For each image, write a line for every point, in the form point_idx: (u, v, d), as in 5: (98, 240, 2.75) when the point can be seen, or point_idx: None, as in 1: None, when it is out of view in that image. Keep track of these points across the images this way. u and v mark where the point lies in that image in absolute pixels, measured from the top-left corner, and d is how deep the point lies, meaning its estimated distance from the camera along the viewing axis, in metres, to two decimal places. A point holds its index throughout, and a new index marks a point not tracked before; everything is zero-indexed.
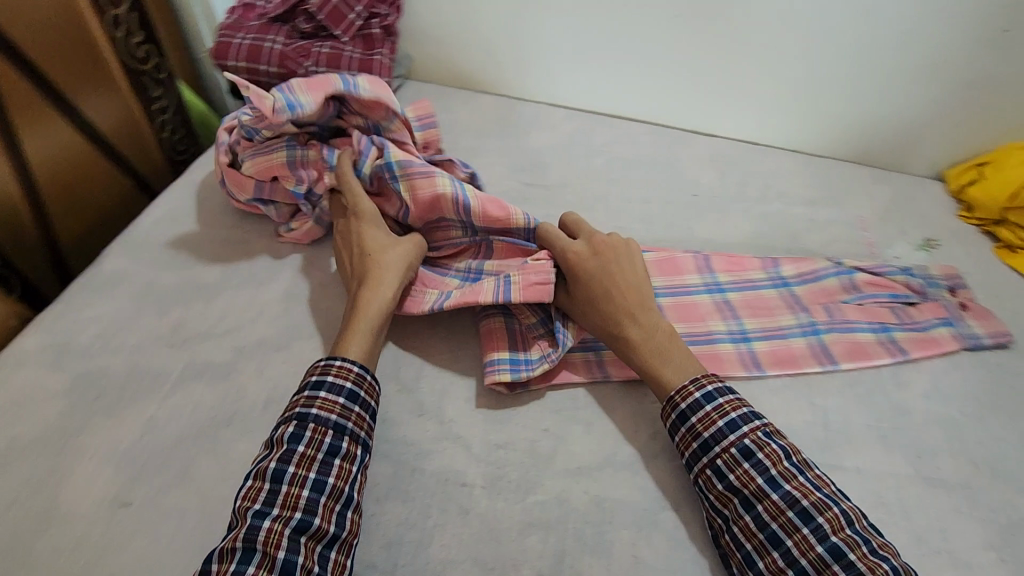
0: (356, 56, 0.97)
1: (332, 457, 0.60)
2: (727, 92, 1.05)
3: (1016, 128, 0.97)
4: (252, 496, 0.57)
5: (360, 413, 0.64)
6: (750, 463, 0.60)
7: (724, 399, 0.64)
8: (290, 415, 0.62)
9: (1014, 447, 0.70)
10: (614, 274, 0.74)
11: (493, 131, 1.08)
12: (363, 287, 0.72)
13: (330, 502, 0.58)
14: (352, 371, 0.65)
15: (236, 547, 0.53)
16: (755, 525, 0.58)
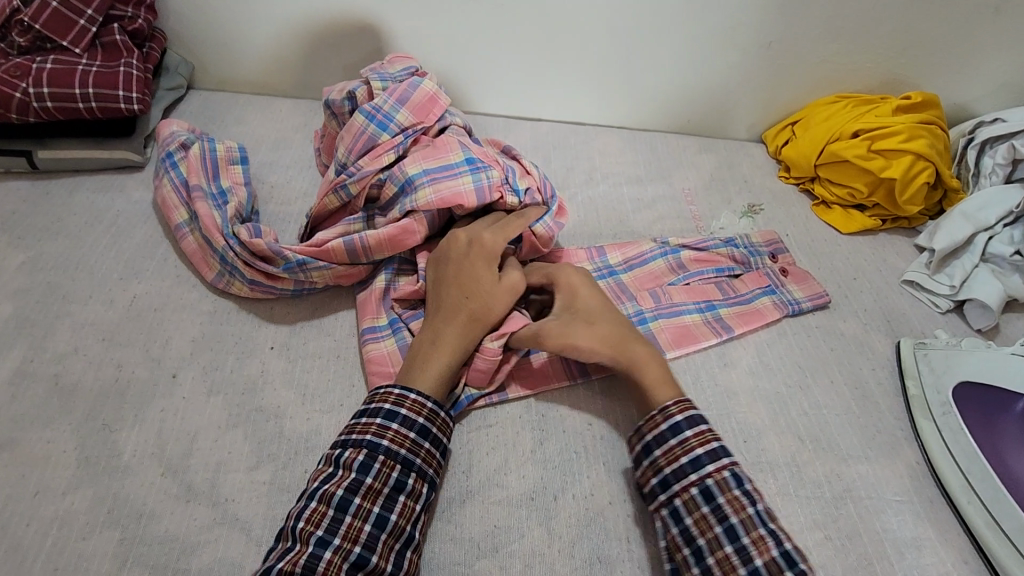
0: (91, 69, 0.81)
1: (398, 493, 0.55)
2: (542, 73, 0.98)
3: (818, 83, 0.98)
4: (315, 520, 0.52)
5: (432, 448, 0.58)
6: (741, 490, 0.53)
7: (691, 432, 0.56)
8: (362, 439, 0.56)
9: (833, 412, 0.69)
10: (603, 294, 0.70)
11: (294, 139, 0.95)
12: (462, 330, 0.63)
13: (391, 540, 0.53)
14: (425, 406, 0.59)
15: (294, 573, 0.48)
16: (737, 559, 0.50)
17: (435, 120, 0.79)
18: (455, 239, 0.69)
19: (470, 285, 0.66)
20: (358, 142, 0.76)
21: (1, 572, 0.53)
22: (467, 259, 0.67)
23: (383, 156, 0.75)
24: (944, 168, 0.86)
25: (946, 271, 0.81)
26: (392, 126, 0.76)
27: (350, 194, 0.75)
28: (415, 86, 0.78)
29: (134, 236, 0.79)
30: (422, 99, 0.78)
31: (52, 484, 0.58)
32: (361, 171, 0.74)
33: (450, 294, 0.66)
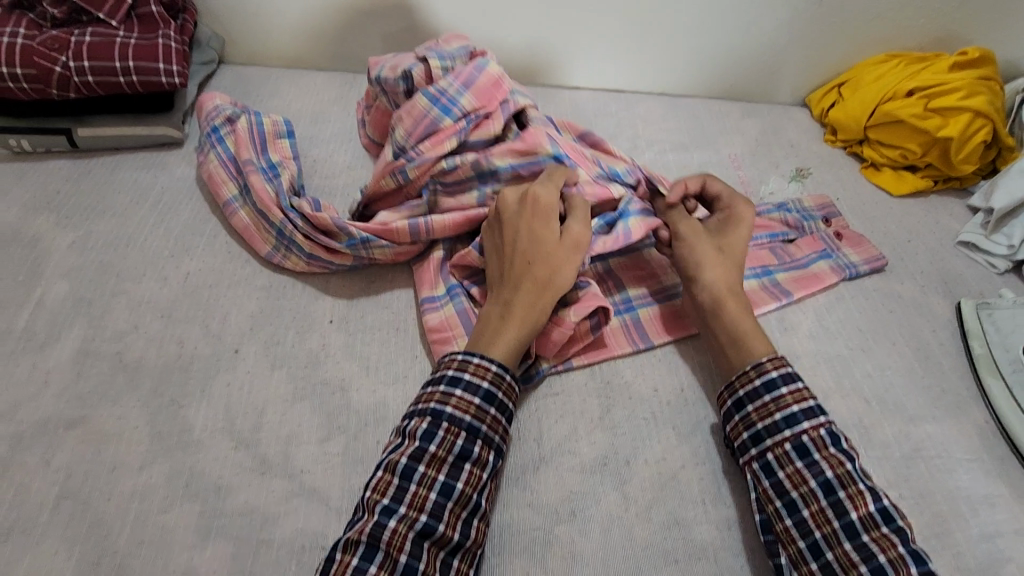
0: (130, 41, 0.80)
1: (464, 461, 0.53)
2: (581, 38, 0.95)
3: (866, 42, 0.95)
4: (381, 488, 0.52)
5: (497, 415, 0.57)
6: (838, 448, 0.54)
7: (787, 389, 0.56)
8: (427, 408, 0.55)
9: (898, 374, 0.68)
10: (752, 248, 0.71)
11: (332, 112, 0.94)
12: (533, 297, 0.61)
13: (458, 508, 0.52)
14: (490, 369, 0.57)
15: (361, 541, 0.48)
16: (831, 512, 0.51)
17: (498, 107, 0.76)
18: (507, 202, 0.66)
19: (535, 248, 0.63)
20: (420, 125, 0.74)
21: (87, 546, 0.53)
22: (525, 219, 0.65)
23: (444, 142, 0.73)
24: (1000, 126, 0.85)
25: (1005, 231, 0.79)
26: (455, 110, 0.74)
27: (408, 178, 0.74)
28: (480, 69, 0.75)
29: (181, 213, 0.79)
30: (487, 83, 0.76)
31: (127, 459, 0.58)
32: (422, 156, 0.73)
33: (513, 261, 0.63)
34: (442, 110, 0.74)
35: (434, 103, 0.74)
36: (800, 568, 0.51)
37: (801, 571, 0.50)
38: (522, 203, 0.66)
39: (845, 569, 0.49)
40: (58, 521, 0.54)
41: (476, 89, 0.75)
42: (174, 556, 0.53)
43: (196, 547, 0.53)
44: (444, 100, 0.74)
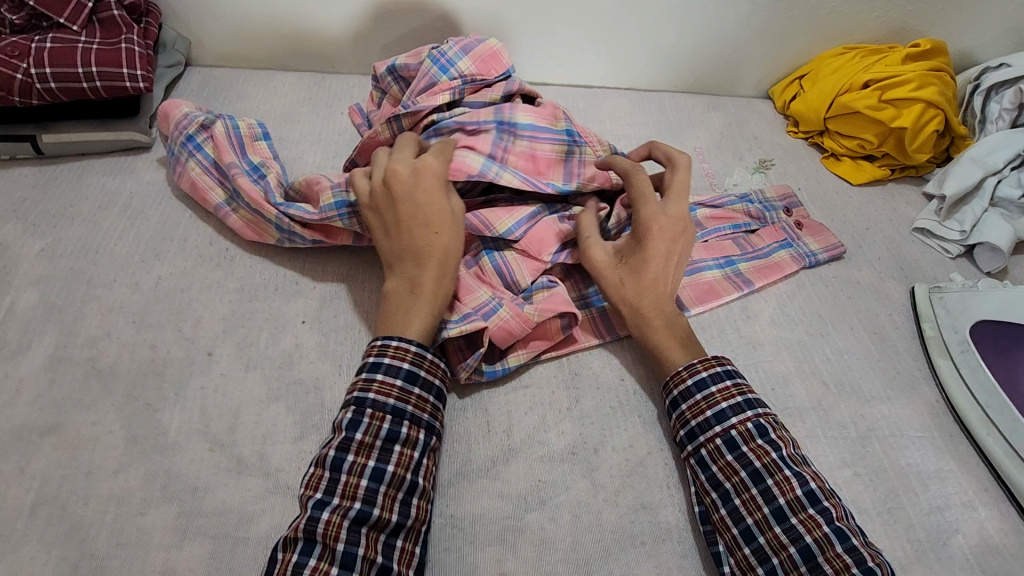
0: (92, 47, 0.80)
1: (393, 443, 0.55)
2: (548, 34, 0.96)
3: (825, 35, 0.98)
4: (315, 484, 0.52)
5: (422, 394, 0.58)
6: (764, 439, 0.56)
7: (716, 387, 0.59)
8: (350, 396, 0.56)
9: (853, 356, 0.71)
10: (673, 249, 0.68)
11: (301, 113, 0.94)
12: (438, 270, 0.63)
13: (392, 490, 0.53)
14: (409, 350, 0.58)
15: (300, 537, 0.49)
16: (761, 498, 0.53)
17: (495, 74, 0.81)
18: (394, 173, 0.66)
19: (435, 219, 0.65)
20: (420, 82, 0.80)
21: (64, 550, 0.54)
22: (416, 190, 0.66)
23: (438, 95, 0.77)
24: (952, 115, 0.88)
25: (957, 217, 0.82)
26: (452, 71, 0.79)
27: (402, 126, 0.78)
28: (481, 41, 0.81)
29: (150, 218, 0.79)
30: (486, 53, 0.80)
31: (103, 464, 0.58)
32: (416, 107, 0.78)
33: (413, 237, 0.64)
34: (443, 67, 0.79)
35: (436, 61, 0.79)
36: (736, 553, 0.53)
37: (736, 556, 0.53)
38: (416, 177, 0.66)
39: (776, 552, 0.51)
40: (34, 527, 0.55)
41: (473, 56, 0.80)
42: (151, 557, 0.54)
43: (173, 547, 0.54)
44: (442, 60, 0.79)
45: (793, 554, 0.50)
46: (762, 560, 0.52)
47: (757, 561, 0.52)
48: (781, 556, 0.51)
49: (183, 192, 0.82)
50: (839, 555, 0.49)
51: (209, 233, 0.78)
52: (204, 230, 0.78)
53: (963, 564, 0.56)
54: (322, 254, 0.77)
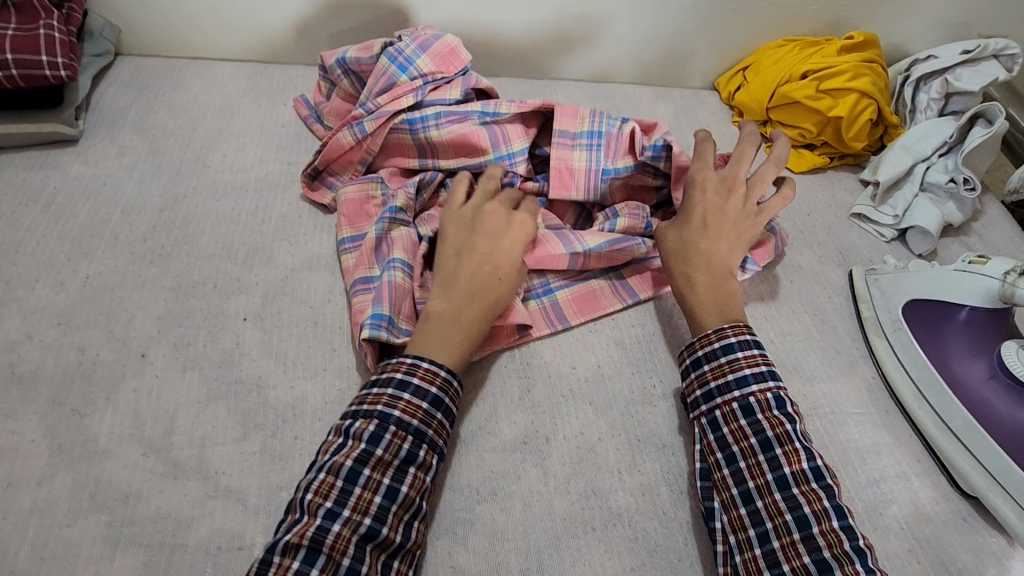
0: (6, 32, 0.74)
1: (409, 465, 0.53)
2: (496, 24, 0.96)
3: (765, 27, 1.00)
4: (323, 492, 0.50)
5: (443, 419, 0.57)
6: (781, 411, 0.57)
7: (743, 353, 0.60)
8: (373, 410, 0.54)
9: (797, 337, 0.73)
10: (730, 211, 0.70)
11: (241, 105, 0.91)
12: (496, 305, 0.64)
13: (401, 511, 0.52)
14: (438, 376, 0.58)
15: (303, 544, 0.47)
16: (766, 465, 0.55)
17: (455, 70, 0.82)
18: (493, 211, 0.69)
19: (504, 267, 0.65)
20: (379, 82, 0.80)
21: None
22: (504, 234, 0.68)
23: (402, 98, 0.78)
24: (883, 105, 0.91)
25: (890, 202, 0.86)
26: (411, 69, 0.79)
27: (365, 131, 0.79)
28: (438, 37, 0.82)
29: (77, 215, 0.74)
30: (443, 50, 0.81)
31: (24, 475, 0.55)
32: (380, 110, 0.78)
33: (480, 268, 0.65)
34: (402, 66, 0.79)
35: (396, 60, 0.80)
36: (730, 512, 0.55)
37: (730, 515, 0.54)
38: (482, 223, 0.68)
39: (772, 517, 0.53)
40: None
41: (432, 53, 0.80)
42: (79, 571, 0.51)
43: (104, 557, 0.52)
44: (401, 59, 0.80)
45: (789, 521, 0.52)
46: (756, 522, 0.53)
47: (751, 523, 0.53)
48: (776, 521, 0.52)
49: (113, 186, 0.78)
50: (833, 530, 0.51)
51: (143, 229, 0.74)
52: (137, 226, 0.74)
53: (898, 533, 0.59)
54: (264, 249, 0.74)
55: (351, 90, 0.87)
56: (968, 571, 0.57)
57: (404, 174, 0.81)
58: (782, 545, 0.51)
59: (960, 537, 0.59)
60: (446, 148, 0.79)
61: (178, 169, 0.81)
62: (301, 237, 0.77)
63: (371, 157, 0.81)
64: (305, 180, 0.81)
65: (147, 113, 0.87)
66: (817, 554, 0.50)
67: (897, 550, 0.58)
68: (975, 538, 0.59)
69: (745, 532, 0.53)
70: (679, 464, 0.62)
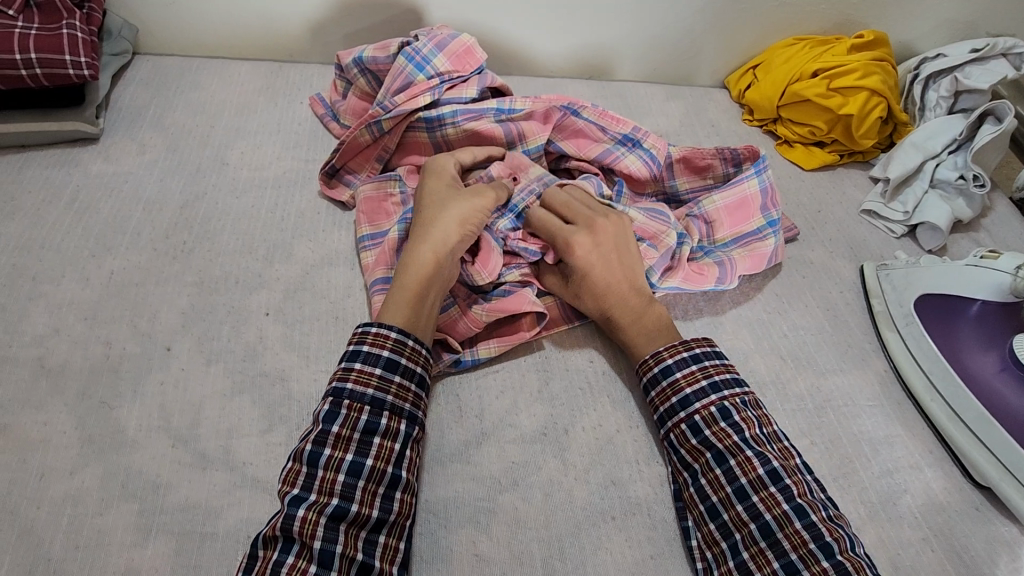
0: (29, 32, 0.75)
1: (372, 435, 0.55)
2: (511, 22, 0.96)
3: (776, 26, 1.01)
4: (290, 480, 0.52)
5: (403, 382, 0.58)
6: (727, 423, 0.59)
7: (680, 373, 0.62)
8: (327, 388, 0.56)
9: (810, 332, 0.74)
10: (610, 255, 0.69)
11: (258, 104, 0.92)
12: (433, 245, 0.66)
13: (371, 485, 0.53)
14: (389, 337, 0.59)
15: (278, 535, 0.49)
16: (724, 478, 0.57)
17: (471, 70, 0.83)
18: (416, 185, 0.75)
19: (429, 215, 0.69)
20: (396, 81, 0.81)
21: (18, 555, 0.51)
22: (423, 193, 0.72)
23: (419, 97, 0.79)
24: (894, 102, 0.92)
25: (901, 199, 0.87)
26: (428, 69, 0.80)
27: (383, 129, 0.80)
28: (454, 36, 0.83)
29: (99, 211, 0.75)
30: (459, 49, 0.82)
31: (56, 465, 0.56)
32: (397, 109, 0.79)
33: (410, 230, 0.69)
34: (419, 65, 0.80)
35: (414, 59, 0.80)
36: (702, 527, 0.56)
37: (702, 531, 0.56)
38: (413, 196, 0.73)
39: (738, 527, 0.55)
40: None
41: (449, 53, 0.82)
42: (112, 559, 0.52)
43: (136, 545, 0.53)
44: (418, 58, 0.81)
45: (754, 530, 0.54)
46: (726, 535, 0.55)
47: (722, 536, 0.55)
48: (743, 532, 0.54)
49: (134, 184, 0.79)
50: (797, 531, 0.53)
51: (164, 225, 0.75)
52: (158, 222, 0.76)
53: (912, 522, 0.60)
54: (284, 245, 0.76)
55: (365, 88, 0.88)
56: (981, 559, 0.58)
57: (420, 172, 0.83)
58: (752, 555, 0.53)
59: (973, 527, 0.60)
60: (462, 143, 0.82)
61: (197, 167, 0.82)
62: (320, 233, 0.78)
63: (388, 155, 0.83)
64: (323, 178, 0.82)
65: (166, 111, 0.88)
66: (785, 558, 0.52)
67: (911, 539, 0.59)
68: (987, 527, 0.60)
69: (719, 546, 0.55)
70: None
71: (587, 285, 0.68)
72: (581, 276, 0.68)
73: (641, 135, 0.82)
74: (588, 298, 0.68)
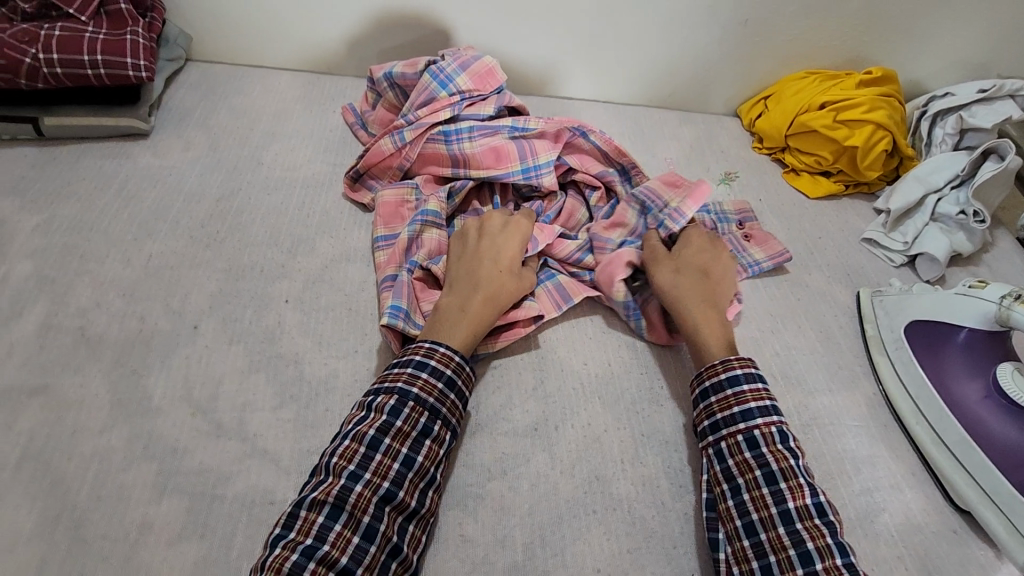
0: (98, 36, 0.84)
1: (425, 437, 0.59)
2: (533, 48, 1.03)
3: (788, 61, 1.05)
4: (348, 456, 0.56)
5: (456, 402, 0.62)
6: (784, 445, 0.59)
7: (748, 386, 0.63)
8: (394, 386, 0.60)
9: (801, 351, 0.76)
10: (714, 267, 0.76)
11: (294, 110, 0.99)
12: (494, 292, 0.69)
13: (416, 478, 0.57)
14: (451, 360, 0.63)
15: (327, 501, 0.53)
16: (770, 499, 0.57)
17: (491, 90, 0.89)
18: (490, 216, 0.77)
19: (506, 263, 0.72)
20: (421, 96, 0.87)
21: (50, 501, 0.57)
22: (501, 235, 0.75)
23: (440, 112, 0.86)
24: (900, 136, 0.95)
25: (901, 230, 0.89)
26: (451, 86, 0.87)
27: (405, 139, 0.86)
28: (477, 58, 0.89)
29: (144, 200, 0.82)
30: (482, 70, 0.88)
31: (88, 423, 0.62)
32: (419, 121, 0.86)
33: (485, 264, 0.72)
34: (444, 82, 0.87)
35: (441, 77, 0.87)
36: (734, 543, 0.56)
37: (733, 545, 0.56)
38: (486, 227, 0.76)
39: (774, 550, 0.54)
40: (20, 479, 0.58)
41: (472, 73, 0.88)
42: (131, 511, 0.57)
43: (153, 501, 0.58)
44: (443, 76, 0.87)
45: (792, 557, 0.53)
46: (759, 555, 0.55)
47: (755, 555, 0.55)
48: (779, 556, 0.54)
49: (176, 177, 0.86)
50: (837, 566, 0.51)
51: (200, 216, 0.82)
52: (195, 213, 0.82)
53: (889, 540, 0.61)
54: (308, 240, 0.81)
55: (393, 103, 0.95)
56: None
57: (437, 181, 0.88)
58: None
59: (948, 548, 0.61)
60: (478, 158, 0.85)
61: (234, 165, 0.89)
62: (341, 231, 0.84)
63: (410, 164, 0.88)
64: (348, 181, 0.88)
65: (210, 113, 0.96)
66: None
67: (886, 555, 0.60)
68: (963, 550, 0.62)
69: (750, 565, 0.54)
70: (679, 460, 0.66)
71: (684, 256, 0.76)
72: (684, 249, 0.77)
73: (656, 205, 0.82)
74: (671, 265, 0.75)
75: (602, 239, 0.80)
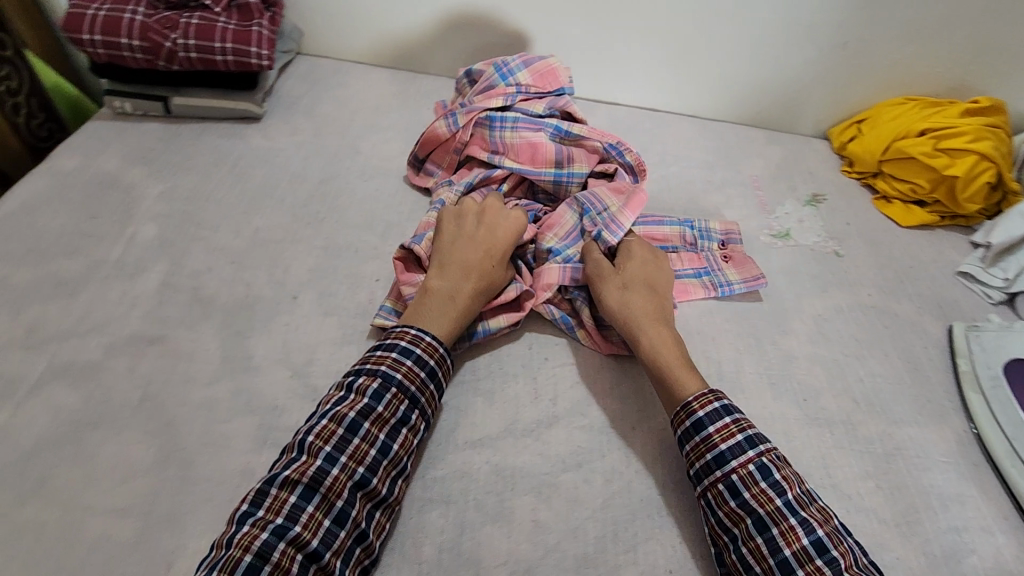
0: (229, 27, 0.90)
1: (402, 426, 0.61)
2: (625, 59, 1.05)
3: (886, 86, 1.03)
4: (325, 437, 0.57)
5: (433, 394, 0.64)
6: (767, 484, 0.56)
7: (714, 427, 0.60)
8: (376, 370, 0.62)
9: (886, 380, 0.74)
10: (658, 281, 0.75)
11: (392, 105, 1.04)
12: (481, 286, 0.71)
13: (390, 467, 0.59)
14: (436, 352, 0.65)
15: (301, 482, 0.54)
16: (766, 548, 0.54)
17: (551, 88, 0.91)
18: (489, 207, 0.78)
19: (499, 259, 0.73)
20: (483, 86, 0.91)
21: (163, 440, 0.62)
22: (499, 231, 0.76)
23: (494, 99, 0.88)
24: (1005, 170, 0.91)
25: (1001, 266, 0.86)
26: (511, 79, 0.89)
27: (457, 124, 0.88)
28: (543, 59, 0.91)
29: (255, 178, 0.89)
30: (544, 69, 0.91)
31: (198, 374, 0.67)
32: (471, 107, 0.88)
33: (479, 256, 0.72)
34: (505, 75, 0.90)
35: (505, 70, 0.90)
36: None
37: None
38: (483, 217, 0.77)
39: None
40: (139, 418, 0.63)
41: (535, 70, 0.90)
42: (234, 458, 0.61)
43: (253, 451, 0.62)
44: (506, 70, 0.90)
45: None
46: None
47: None
48: None
49: (283, 159, 0.92)
50: None
51: (303, 196, 0.88)
52: (299, 193, 0.88)
53: None
54: (399, 226, 0.86)
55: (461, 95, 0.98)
56: None
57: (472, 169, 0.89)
58: None
59: None
60: (516, 149, 0.86)
61: (335, 152, 0.95)
62: None
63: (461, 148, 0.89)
64: (410, 166, 0.92)
65: (316, 103, 1.02)
66: None
67: None
68: None
69: None
70: None
71: (627, 270, 0.75)
72: (625, 262, 0.76)
73: (595, 208, 0.81)
74: (618, 280, 0.73)
75: (541, 247, 0.78)
